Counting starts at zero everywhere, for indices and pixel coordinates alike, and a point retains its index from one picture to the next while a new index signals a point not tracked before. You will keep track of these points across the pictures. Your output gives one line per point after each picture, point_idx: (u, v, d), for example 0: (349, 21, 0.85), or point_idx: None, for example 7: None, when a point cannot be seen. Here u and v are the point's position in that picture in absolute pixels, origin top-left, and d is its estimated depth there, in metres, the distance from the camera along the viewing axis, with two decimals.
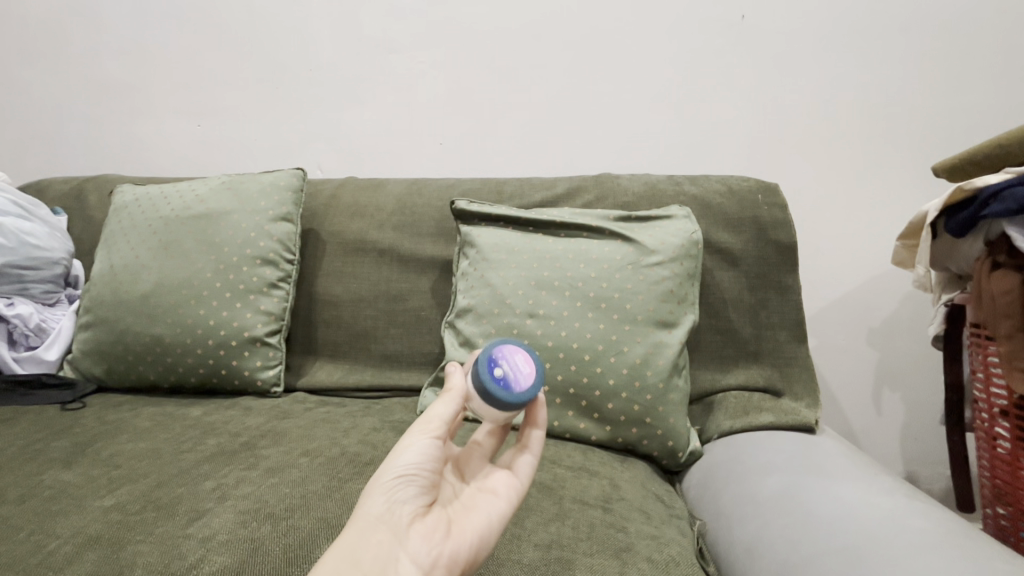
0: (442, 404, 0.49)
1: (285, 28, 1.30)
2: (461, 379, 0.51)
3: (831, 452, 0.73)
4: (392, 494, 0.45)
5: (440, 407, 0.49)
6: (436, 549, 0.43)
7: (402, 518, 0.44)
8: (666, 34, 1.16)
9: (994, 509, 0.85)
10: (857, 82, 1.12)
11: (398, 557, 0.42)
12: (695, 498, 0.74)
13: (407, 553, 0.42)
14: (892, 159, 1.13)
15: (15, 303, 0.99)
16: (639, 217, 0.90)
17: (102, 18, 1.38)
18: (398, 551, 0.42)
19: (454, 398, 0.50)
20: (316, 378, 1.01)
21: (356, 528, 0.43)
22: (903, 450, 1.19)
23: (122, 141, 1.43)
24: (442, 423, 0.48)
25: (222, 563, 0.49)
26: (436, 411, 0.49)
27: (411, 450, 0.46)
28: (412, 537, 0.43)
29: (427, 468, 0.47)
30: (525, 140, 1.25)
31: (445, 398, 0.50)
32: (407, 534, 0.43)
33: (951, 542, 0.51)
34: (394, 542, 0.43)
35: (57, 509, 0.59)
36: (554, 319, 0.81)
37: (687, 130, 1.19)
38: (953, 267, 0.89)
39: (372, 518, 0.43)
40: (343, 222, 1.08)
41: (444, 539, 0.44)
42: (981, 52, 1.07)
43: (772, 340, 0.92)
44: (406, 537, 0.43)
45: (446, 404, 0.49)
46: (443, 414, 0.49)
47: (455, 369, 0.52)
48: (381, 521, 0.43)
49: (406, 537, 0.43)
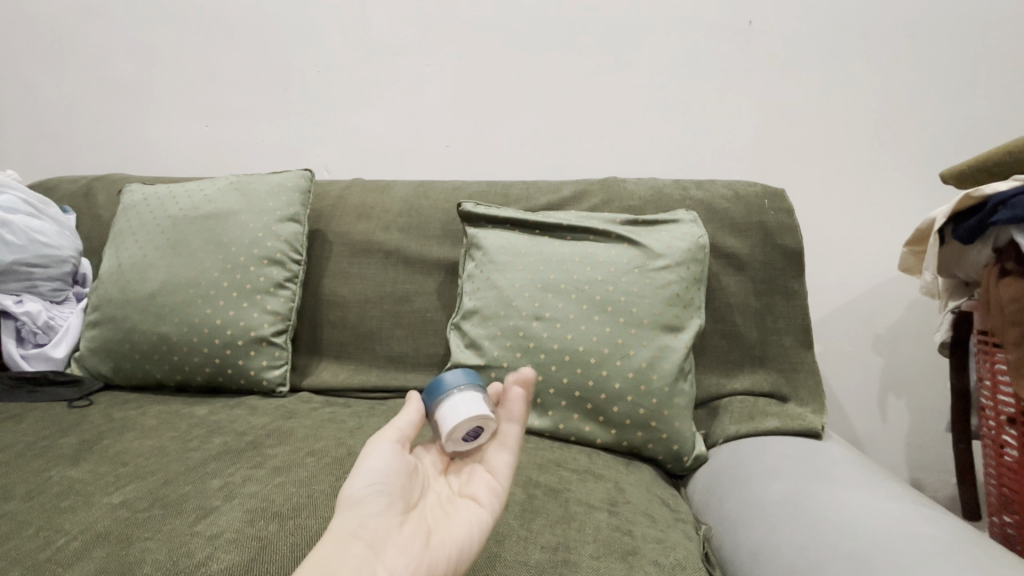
0: (404, 414, 0.51)
1: (294, 32, 1.31)
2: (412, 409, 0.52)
3: (837, 457, 0.73)
4: (366, 506, 0.45)
5: (401, 415, 0.51)
6: (415, 560, 0.43)
7: (377, 530, 0.44)
8: (673, 40, 1.16)
9: (1001, 517, 0.84)
10: (864, 88, 1.12)
11: (376, 568, 0.42)
12: (699, 502, 0.74)
13: (385, 565, 0.42)
14: (899, 166, 1.13)
15: (24, 301, 1.00)
16: (645, 221, 0.91)
17: (113, 19, 1.40)
18: (375, 563, 0.42)
19: (411, 405, 0.52)
20: (321, 379, 1.01)
21: (329, 543, 0.42)
22: (909, 458, 1.19)
23: (131, 141, 1.44)
24: (404, 430, 0.51)
25: (230, 561, 0.49)
26: (398, 420, 0.51)
27: (378, 457, 0.47)
28: (390, 549, 0.43)
29: (396, 476, 0.47)
30: (532, 143, 1.25)
31: (408, 410, 0.52)
32: (383, 547, 0.43)
33: (958, 549, 0.51)
34: (370, 554, 0.43)
35: (66, 505, 0.59)
36: (559, 322, 0.81)
37: (694, 135, 1.19)
38: (962, 274, 0.89)
39: (345, 531, 0.43)
40: (350, 223, 1.08)
41: (424, 549, 0.44)
42: (990, 60, 1.07)
43: (778, 346, 0.92)
44: (383, 548, 0.43)
45: (409, 413, 0.52)
46: (404, 421, 0.51)
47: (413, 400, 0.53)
48: (356, 534, 0.43)
49: (383, 549, 0.43)
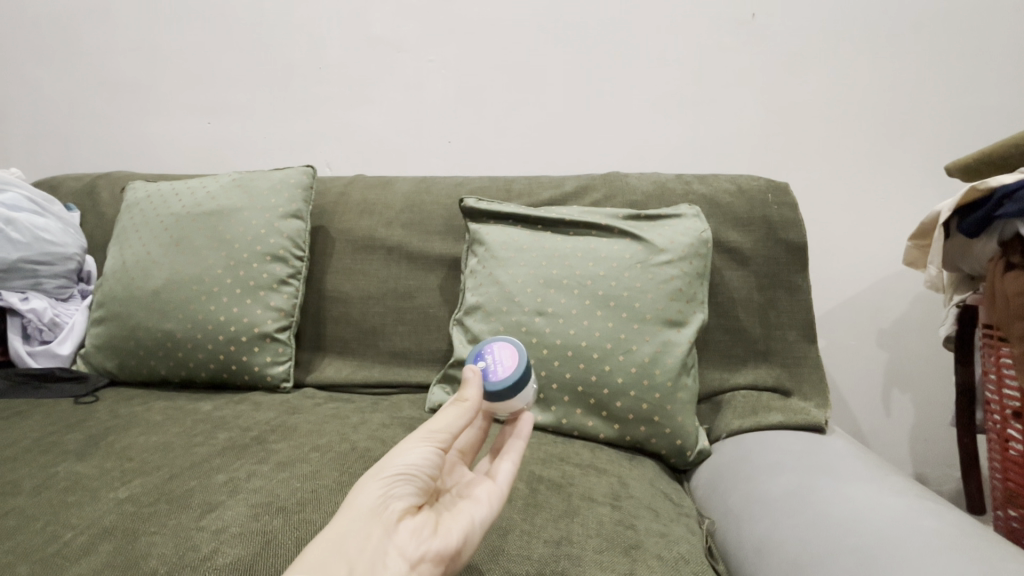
0: (451, 417, 0.49)
1: (294, 27, 1.31)
2: (451, 422, 0.49)
3: (842, 451, 0.72)
4: (389, 490, 0.44)
5: (448, 418, 0.49)
6: (422, 548, 0.43)
7: (394, 514, 0.44)
8: (678, 33, 1.16)
9: (1006, 512, 0.84)
10: (867, 80, 1.11)
11: (386, 551, 0.42)
12: (702, 498, 0.74)
13: (395, 548, 0.42)
14: (902, 160, 1.12)
15: (30, 298, 1.01)
16: (648, 215, 0.90)
17: (114, 16, 1.39)
18: (386, 545, 0.42)
19: (467, 412, 0.50)
20: (325, 375, 1.02)
21: (346, 519, 0.42)
22: (913, 453, 1.18)
23: (134, 138, 1.45)
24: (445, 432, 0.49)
25: (236, 555, 0.50)
26: (444, 421, 0.49)
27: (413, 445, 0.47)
28: (401, 533, 0.43)
29: (424, 469, 0.47)
30: (534, 139, 1.25)
31: (455, 412, 0.50)
32: (396, 529, 0.43)
33: (964, 544, 0.50)
34: (383, 536, 0.42)
35: (73, 500, 0.59)
36: (562, 317, 0.81)
37: (696, 129, 1.18)
38: (966, 268, 0.88)
39: (365, 509, 0.43)
40: (352, 219, 1.08)
41: (432, 537, 0.44)
42: (996, 51, 1.06)
43: (782, 340, 0.91)
44: (394, 532, 0.43)
45: (455, 417, 0.49)
46: (447, 423, 0.49)
47: (474, 376, 0.52)
48: (375, 514, 0.43)
49: (395, 532, 0.43)
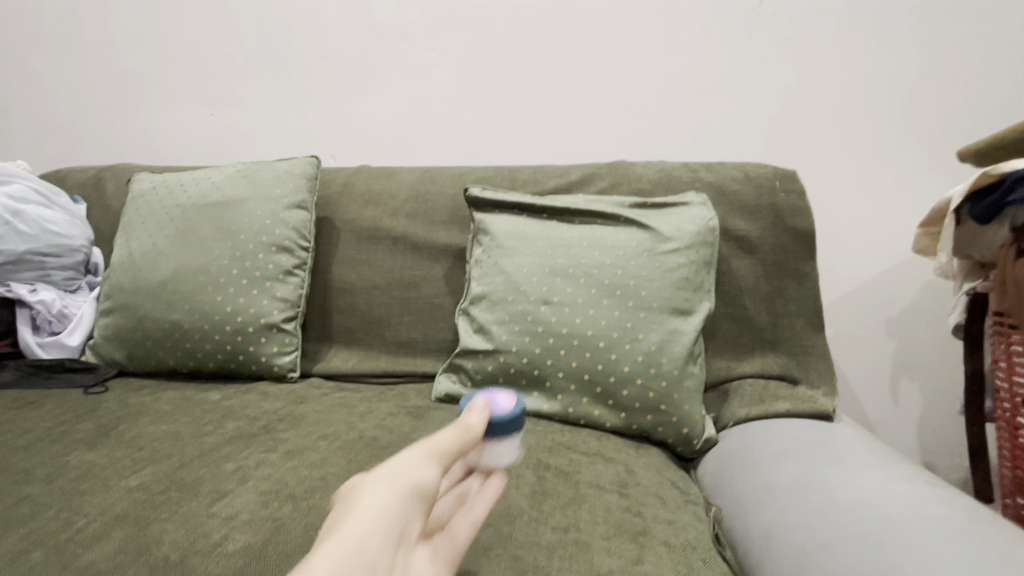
0: (450, 434, 0.38)
1: (297, 17, 1.30)
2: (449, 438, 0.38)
3: (850, 439, 0.72)
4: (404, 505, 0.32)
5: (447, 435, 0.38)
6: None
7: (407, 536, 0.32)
8: (684, 20, 1.14)
9: (1014, 500, 0.84)
10: (876, 66, 1.10)
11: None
12: (709, 485, 0.74)
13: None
14: (912, 146, 1.11)
15: (38, 289, 1.01)
16: (654, 203, 0.90)
17: (116, 8, 1.39)
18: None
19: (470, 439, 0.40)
20: (332, 365, 1.02)
21: (354, 537, 0.29)
22: (920, 441, 1.18)
23: (137, 130, 1.45)
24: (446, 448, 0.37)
25: (246, 541, 0.50)
26: (440, 437, 0.38)
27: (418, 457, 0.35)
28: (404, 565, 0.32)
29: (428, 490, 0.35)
30: (538, 128, 1.24)
31: (455, 431, 0.39)
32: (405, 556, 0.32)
33: (973, 530, 0.50)
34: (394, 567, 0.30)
35: (84, 488, 0.60)
36: (568, 306, 0.81)
37: (701, 117, 1.17)
38: (976, 255, 0.87)
39: (379, 525, 0.30)
40: (357, 210, 1.08)
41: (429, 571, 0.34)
42: (1010, 34, 1.04)
43: (789, 329, 0.91)
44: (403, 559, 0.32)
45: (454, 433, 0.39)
46: (447, 440, 0.38)
47: (482, 407, 0.43)
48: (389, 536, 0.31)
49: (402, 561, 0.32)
